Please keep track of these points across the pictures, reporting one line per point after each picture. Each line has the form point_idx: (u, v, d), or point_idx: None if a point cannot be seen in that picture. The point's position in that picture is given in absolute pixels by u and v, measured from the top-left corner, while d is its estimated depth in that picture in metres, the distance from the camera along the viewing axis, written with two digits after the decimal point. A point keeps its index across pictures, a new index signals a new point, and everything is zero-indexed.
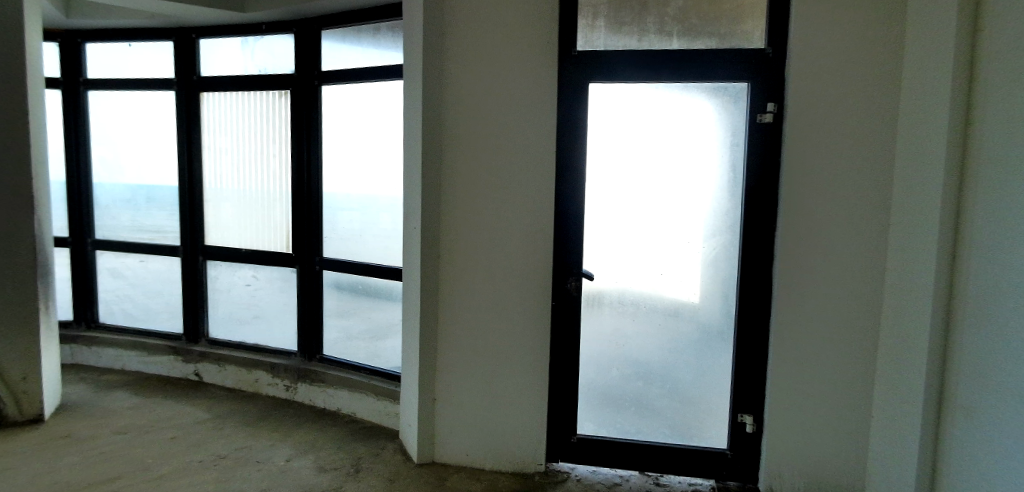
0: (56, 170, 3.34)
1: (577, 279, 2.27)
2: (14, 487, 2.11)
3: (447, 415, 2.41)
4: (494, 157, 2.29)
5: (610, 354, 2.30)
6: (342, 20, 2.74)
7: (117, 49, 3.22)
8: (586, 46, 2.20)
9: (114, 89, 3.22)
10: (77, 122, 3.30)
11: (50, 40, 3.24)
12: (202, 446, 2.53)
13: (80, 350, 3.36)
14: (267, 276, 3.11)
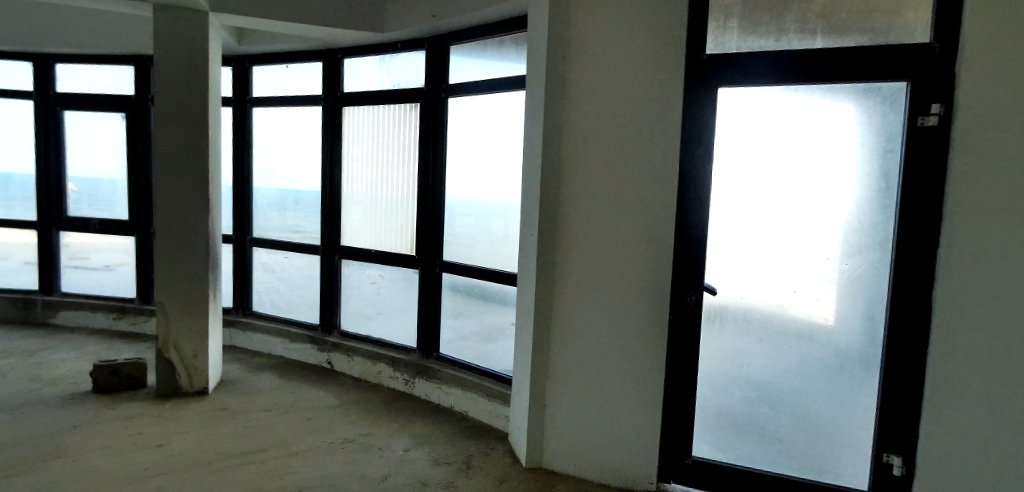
0: (226, 177, 3.87)
1: (698, 292, 2.09)
2: (187, 450, 2.44)
3: (556, 423, 2.37)
4: (608, 169, 2.20)
5: (731, 374, 2.09)
6: (469, 34, 2.86)
7: (278, 71, 3.66)
8: (716, 48, 2.03)
9: (272, 105, 3.66)
10: (244, 136, 3.78)
11: (225, 65, 3.76)
12: (331, 430, 2.75)
13: (236, 333, 3.84)
14: (392, 276, 3.33)
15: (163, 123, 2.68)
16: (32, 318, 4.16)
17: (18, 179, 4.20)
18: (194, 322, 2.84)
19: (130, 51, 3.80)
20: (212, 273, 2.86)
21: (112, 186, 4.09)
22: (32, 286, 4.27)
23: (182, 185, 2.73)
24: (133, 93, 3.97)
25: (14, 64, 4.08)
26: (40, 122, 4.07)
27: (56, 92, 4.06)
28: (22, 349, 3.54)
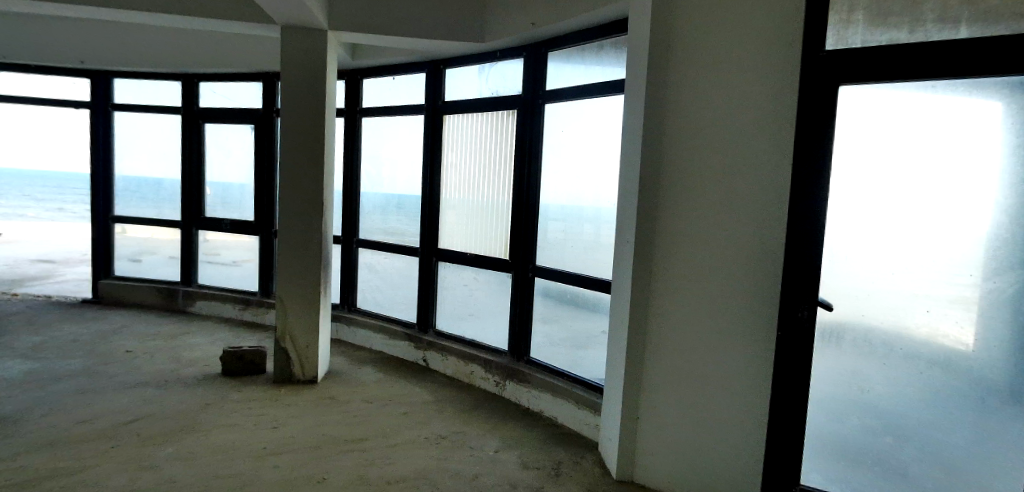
0: (338, 182, 4.20)
1: (812, 308, 1.72)
2: (299, 434, 2.65)
3: (651, 437, 2.29)
4: (707, 175, 2.06)
5: (851, 401, 1.72)
6: (568, 40, 2.88)
7: (385, 83, 3.91)
8: (837, 43, 1.68)
9: (380, 115, 3.92)
10: (353, 143, 4.09)
11: (340, 79, 4.09)
12: (426, 425, 2.87)
13: (341, 327, 4.16)
14: (485, 278, 3.42)
15: (286, 133, 2.94)
16: (175, 306, 4.74)
17: (167, 184, 4.80)
18: (307, 315, 3.08)
19: (260, 69, 4.21)
20: (323, 271, 3.07)
21: (241, 190, 4.57)
22: (176, 278, 4.86)
23: (299, 190, 2.97)
24: (261, 107, 4.40)
25: (167, 84, 4.70)
26: (187, 134, 4.65)
27: (200, 107, 4.62)
28: (168, 332, 4.07)
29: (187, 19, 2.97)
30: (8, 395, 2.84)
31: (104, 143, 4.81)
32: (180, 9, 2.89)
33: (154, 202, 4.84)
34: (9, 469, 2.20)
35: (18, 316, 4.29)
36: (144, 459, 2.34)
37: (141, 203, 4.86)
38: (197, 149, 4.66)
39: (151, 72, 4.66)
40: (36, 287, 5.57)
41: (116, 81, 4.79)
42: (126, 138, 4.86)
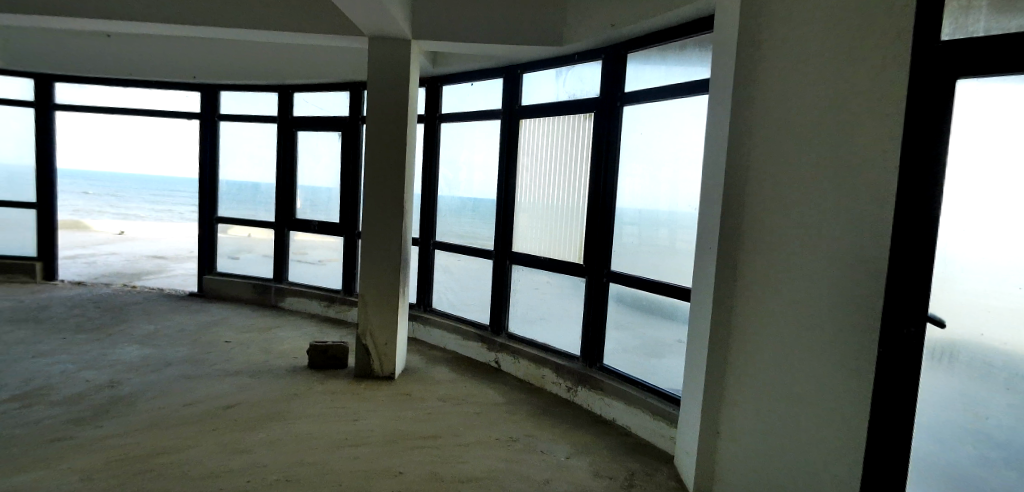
0: (416, 186, 4.37)
1: (920, 325, 1.53)
2: (377, 428, 2.75)
3: (731, 453, 2.15)
4: (796, 172, 1.88)
5: (962, 429, 1.53)
6: (648, 41, 2.83)
7: (463, 89, 4.02)
8: (955, 33, 1.48)
9: (457, 121, 4.03)
10: (432, 149, 4.23)
11: (421, 87, 4.27)
12: (498, 426, 2.89)
13: (417, 327, 4.32)
14: (558, 282, 3.42)
15: (370, 139, 3.08)
16: (267, 301, 5.09)
17: (263, 187, 5.18)
18: (386, 314, 3.20)
19: (348, 78, 4.47)
20: (403, 270, 3.19)
21: (329, 193, 4.87)
22: (269, 275, 5.23)
23: (382, 193, 3.10)
24: (348, 114, 4.65)
25: (264, 95, 5.09)
26: (281, 141, 5.01)
27: (293, 115, 4.96)
28: (261, 325, 4.39)
29: (285, 34, 3.21)
30: (129, 376, 3.17)
31: (211, 149, 5.26)
32: (280, 25, 3.13)
33: (251, 204, 5.24)
34: (129, 443, 2.45)
35: (137, 306, 4.80)
36: (240, 442, 2.52)
37: (240, 205, 5.27)
38: (289, 155, 5.00)
39: (252, 84, 5.08)
40: (152, 280, 6.22)
41: (222, 94, 5.26)
42: (229, 145, 5.30)
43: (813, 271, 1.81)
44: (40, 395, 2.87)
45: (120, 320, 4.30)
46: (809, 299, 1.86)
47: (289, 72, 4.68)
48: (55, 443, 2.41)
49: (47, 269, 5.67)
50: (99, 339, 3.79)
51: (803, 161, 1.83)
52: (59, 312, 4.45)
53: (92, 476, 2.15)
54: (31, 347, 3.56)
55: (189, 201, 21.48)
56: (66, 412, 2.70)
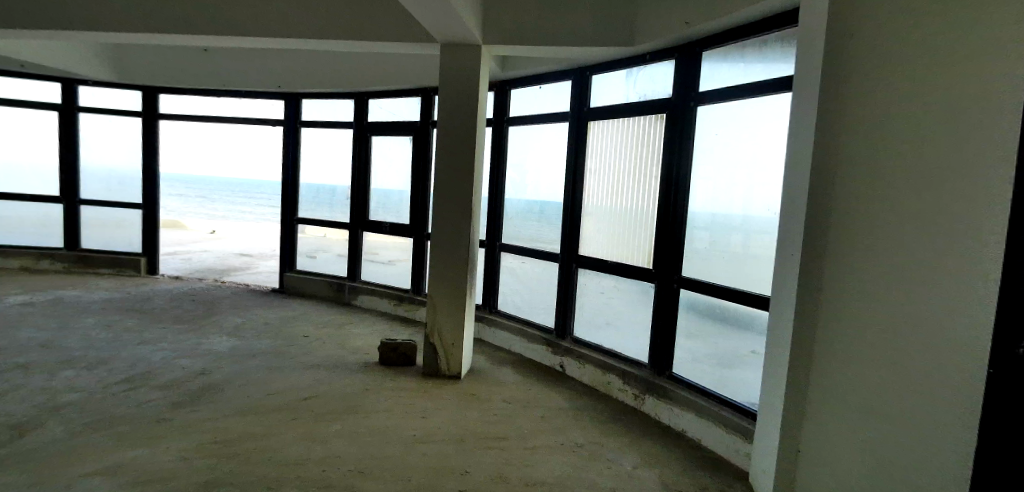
0: (484, 189, 4.45)
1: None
2: (444, 426, 2.80)
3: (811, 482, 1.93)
4: (894, 165, 1.65)
5: None
6: (726, 38, 2.73)
7: (531, 92, 4.05)
8: None
9: (525, 124, 4.05)
10: (500, 152, 4.29)
11: (490, 90, 4.35)
12: (563, 431, 2.86)
13: (483, 328, 4.41)
14: (626, 287, 3.37)
15: (441, 144, 3.16)
16: (341, 299, 5.35)
17: (339, 190, 5.45)
18: (454, 314, 3.26)
19: (420, 84, 4.62)
20: (470, 272, 3.24)
21: (400, 196, 5.04)
22: (343, 273, 5.48)
23: (453, 196, 3.16)
24: (419, 119, 4.80)
25: (341, 102, 5.37)
26: (356, 146, 5.25)
27: (367, 121, 5.19)
28: (336, 321, 4.61)
29: (364, 43, 3.35)
30: (219, 365, 3.42)
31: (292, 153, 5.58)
32: (359, 36, 3.29)
33: (328, 205, 5.53)
34: (220, 428, 2.63)
35: (227, 300, 5.19)
36: (317, 433, 2.64)
37: (318, 207, 5.58)
38: (363, 159, 5.23)
39: (331, 92, 5.36)
40: (239, 275, 6.72)
41: (303, 102, 5.58)
42: (309, 150, 5.61)
43: (915, 275, 1.57)
44: (145, 379, 3.15)
45: (212, 313, 4.66)
46: (904, 309, 1.60)
47: (364, 80, 4.91)
48: (157, 424, 2.63)
49: (150, 264, 6.25)
50: (195, 330, 4.13)
51: (907, 152, 1.60)
52: (161, 303, 4.89)
53: (189, 457, 2.33)
54: (138, 334, 3.93)
55: (266, 202, 23.00)
56: (167, 396, 2.94)
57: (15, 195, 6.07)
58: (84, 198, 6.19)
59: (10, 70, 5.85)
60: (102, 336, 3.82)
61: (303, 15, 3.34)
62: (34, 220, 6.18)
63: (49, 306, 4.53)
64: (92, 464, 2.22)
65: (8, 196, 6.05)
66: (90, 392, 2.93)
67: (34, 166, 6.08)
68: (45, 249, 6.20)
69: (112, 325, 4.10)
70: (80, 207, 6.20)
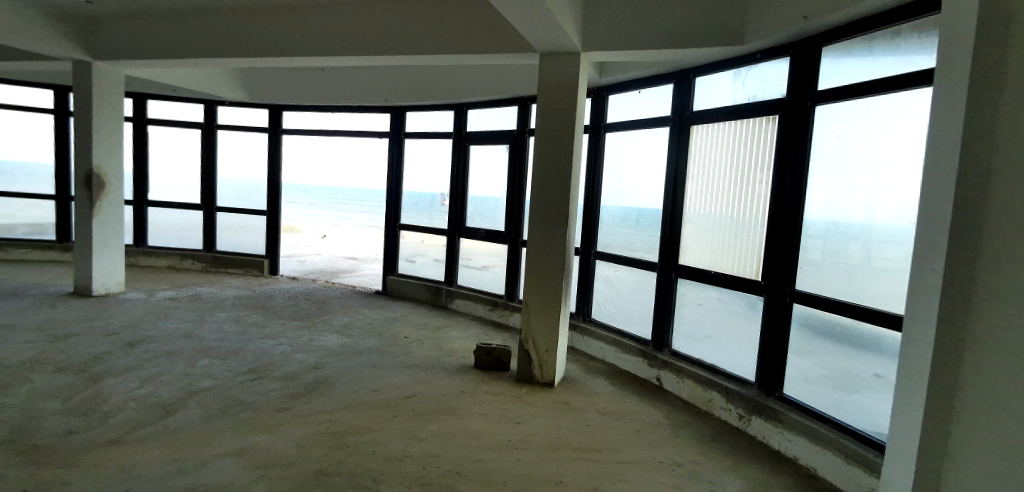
0: (580, 195, 4.49)
1: None
2: (534, 433, 2.77)
3: None
4: None
5: None
6: (851, 31, 2.49)
7: (630, 97, 4.03)
8: None
9: (624, 130, 4.05)
10: (596, 158, 4.31)
11: (588, 97, 4.39)
12: (662, 448, 2.71)
13: (577, 337, 4.43)
14: (731, 299, 3.21)
15: (542, 151, 3.21)
16: (438, 302, 5.60)
17: (438, 197, 5.71)
18: (549, 320, 3.31)
19: (518, 93, 4.72)
20: (565, 279, 3.26)
21: (496, 203, 5.17)
22: (440, 278, 5.73)
23: (552, 203, 3.20)
24: (516, 128, 4.90)
25: (442, 113, 5.67)
26: (455, 155, 5.49)
27: (466, 131, 5.42)
28: (434, 324, 4.83)
29: (472, 56, 3.50)
30: (331, 361, 3.68)
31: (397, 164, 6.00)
32: (466, 50, 3.43)
33: (427, 213, 5.83)
34: (331, 419, 2.79)
35: (336, 300, 5.62)
36: (418, 430, 2.72)
37: (418, 214, 5.90)
38: (462, 167, 5.44)
39: (433, 104, 5.67)
40: (346, 278, 7.25)
41: (408, 114, 5.98)
42: (411, 160, 6.00)
43: None
44: (268, 370, 3.45)
45: (324, 312, 5.06)
46: None
47: (465, 91, 5.14)
48: (277, 412, 2.85)
49: (271, 265, 6.91)
50: (309, 327, 4.49)
51: None
52: (281, 301, 5.39)
53: (305, 444, 2.48)
54: (263, 329, 4.35)
55: (363, 209, 24.64)
56: (285, 387, 3.20)
57: (165, 202, 6.95)
58: (219, 205, 6.93)
59: (165, 95, 6.76)
60: (233, 330, 4.27)
61: (416, 34, 3.56)
62: (180, 225, 7.02)
63: (191, 301, 5.15)
64: (226, 444, 2.45)
65: (160, 203, 6.95)
66: (224, 379, 3.26)
67: (180, 177, 6.93)
68: (187, 250, 7.01)
69: (241, 320, 4.58)
70: (216, 213, 6.94)
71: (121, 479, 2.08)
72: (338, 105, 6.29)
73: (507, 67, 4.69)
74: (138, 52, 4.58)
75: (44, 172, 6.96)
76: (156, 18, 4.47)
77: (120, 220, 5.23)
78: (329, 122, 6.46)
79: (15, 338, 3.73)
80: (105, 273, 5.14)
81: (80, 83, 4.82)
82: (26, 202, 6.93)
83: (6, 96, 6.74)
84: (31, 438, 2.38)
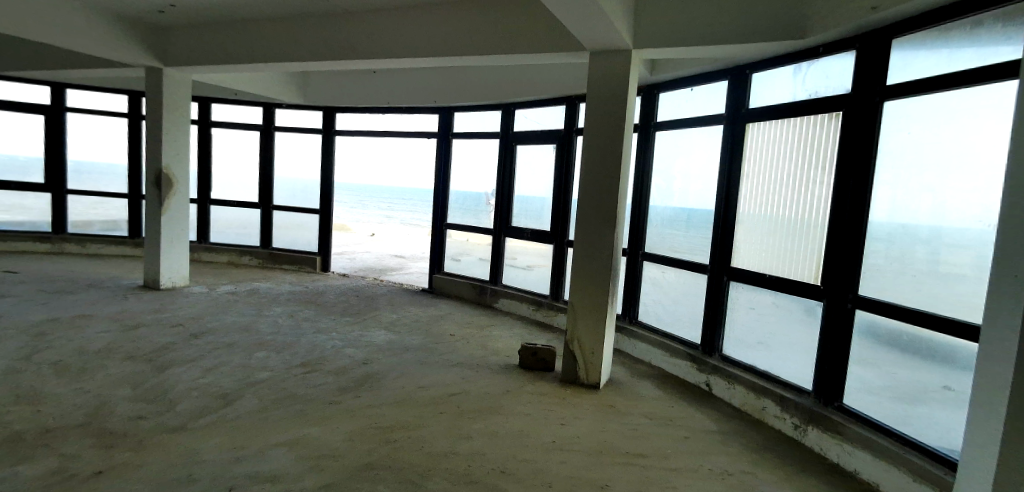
0: (628, 195, 4.45)
1: None
2: (578, 435, 2.72)
3: None
4: None
5: None
6: (924, 21, 2.34)
7: (682, 95, 3.96)
8: None
9: (676, 128, 3.98)
10: (645, 157, 4.27)
11: (638, 95, 4.36)
12: (712, 456, 2.61)
13: (623, 340, 4.38)
14: (788, 304, 3.09)
15: (593, 151, 3.20)
16: (483, 301, 5.65)
17: (484, 197, 5.77)
18: (595, 322, 3.30)
19: (566, 92, 4.70)
20: (612, 280, 3.25)
21: (542, 203, 5.17)
22: (485, 277, 5.79)
23: (603, 203, 3.19)
24: (563, 128, 4.88)
25: (489, 113, 5.74)
26: (501, 154, 5.54)
27: (513, 131, 5.45)
28: (479, 323, 4.88)
29: (523, 56, 3.51)
30: (379, 357, 3.77)
31: (445, 163, 6.11)
32: (517, 50, 3.45)
33: (473, 212, 5.90)
34: (379, 414, 2.83)
35: (384, 297, 5.76)
36: (463, 428, 2.73)
37: (464, 213, 5.98)
38: (509, 167, 5.47)
39: (480, 104, 5.73)
40: (394, 276, 7.42)
41: (456, 115, 6.08)
42: (458, 160, 6.10)
43: None
44: (319, 364, 3.57)
45: (372, 308, 5.19)
46: None
47: (512, 91, 5.16)
48: (328, 405, 2.93)
49: (322, 262, 7.16)
50: (359, 323, 4.62)
51: None
52: (331, 297, 5.58)
53: (355, 437, 2.53)
54: (315, 324, 4.50)
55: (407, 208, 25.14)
56: (336, 381, 3.30)
57: (226, 201, 7.32)
58: (275, 204, 7.23)
59: (227, 99, 7.13)
60: (288, 324, 4.45)
61: (468, 35, 3.61)
62: (239, 223, 7.37)
63: (249, 295, 5.40)
64: (281, 434, 2.53)
65: (221, 202, 7.31)
66: (279, 371, 3.39)
67: (239, 177, 7.28)
68: (245, 247, 7.35)
69: (295, 314, 4.76)
70: (272, 212, 7.24)
71: (186, 463, 2.19)
72: (388, 106, 6.46)
73: (556, 66, 4.68)
74: (202, 58, 4.84)
75: (118, 172, 7.47)
76: (219, 26, 4.72)
77: (185, 217, 5.52)
78: (381, 124, 6.66)
79: (93, 327, 4.01)
80: (171, 267, 5.46)
81: (150, 89, 5.14)
82: (102, 200, 7.45)
83: (87, 102, 7.28)
84: (106, 422, 2.55)
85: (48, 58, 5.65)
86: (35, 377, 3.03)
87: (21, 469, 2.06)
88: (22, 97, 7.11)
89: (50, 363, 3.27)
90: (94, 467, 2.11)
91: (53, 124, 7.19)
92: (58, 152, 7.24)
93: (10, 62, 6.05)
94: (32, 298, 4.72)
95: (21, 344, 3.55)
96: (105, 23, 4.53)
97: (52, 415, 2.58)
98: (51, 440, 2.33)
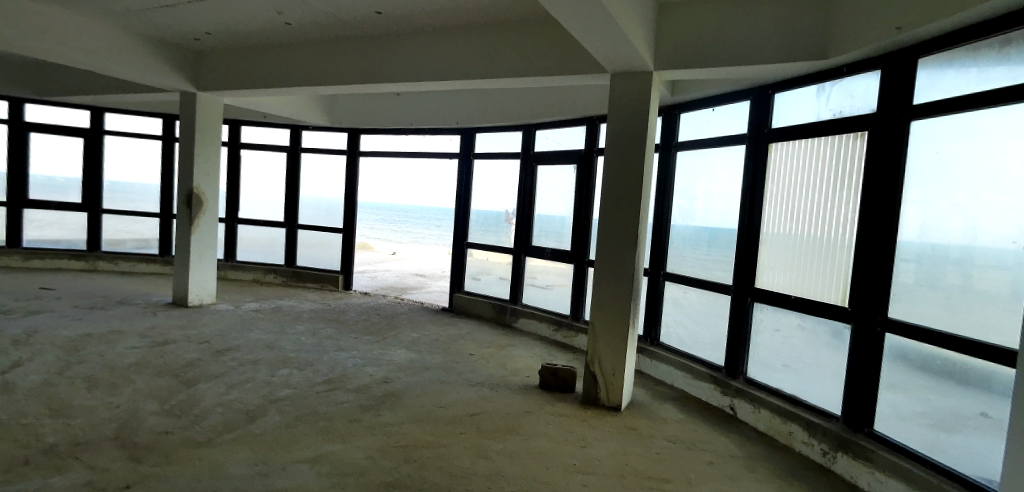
0: (649, 214, 4.47)
1: None
2: (600, 457, 2.69)
3: None
4: None
5: None
6: (950, 41, 2.31)
7: (704, 115, 3.99)
8: None
9: (696, 148, 4.00)
10: (665, 178, 4.29)
11: (658, 116, 4.41)
12: (740, 481, 2.53)
13: (644, 360, 4.35)
14: (813, 325, 3.03)
15: (614, 172, 3.23)
16: (503, 320, 5.65)
17: (505, 215, 5.82)
18: (615, 342, 3.29)
19: (586, 112, 4.74)
20: (633, 300, 3.25)
21: (562, 221, 5.19)
22: (504, 296, 5.80)
23: (624, 220, 3.20)
24: (584, 147, 4.92)
25: (509, 134, 5.82)
26: (521, 174, 5.60)
27: (534, 151, 5.51)
28: (499, 342, 4.89)
29: (549, 78, 3.57)
30: (400, 376, 3.79)
31: (467, 183, 6.22)
32: (543, 74, 3.50)
33: (494, 231, 5.95)
34: (400, 433, 2.83)
35: (404, 315, 5.81)
36: (484, 448, 2.70)
37: (485, 233, 6.03)
38: (529, 186, 5.51)
39: (503, 125, 5.81)
40: (415, 295, 7.48)
41: (478, 136, 6.19)
42: (480, 180, 6.19)
43: None
44: (340, 382, 3.60)
45: (393, 326, 5.24)
46: None
47: (534, 111, 5.23)
48: (349, 423, 2.94)
49: (345, 281, 7.26)
50: (380, 342, 4.66)
51: None
52: (353, 316, 5.63)
53: (376, 455, 2.53)
54: (337, 342, 4.55)
55: (427, 226, 25.39)
56: (357, 398, 3.32)
57: (252, 220, 7.49)
58: (300, 223, 7.39)
59: (256, 120, 7.35)
60: (311, 342, 4.51)
61: (495, 61, 3.67)
62: (264, 241, 7.51)
63: (274, 313, 5.48)
64: (305, 451, 2.55)
65: (248, 221, 7.48)
66: (301, 389, 3.43)
67: (266, 196, 7.46)
68: (270, 265, 7.48)
69: (318, 332, 4.83)
70: (297, 231, 7.39)
71: (213, 477, 2.22)
72: (411, 128, 6.59)
73: (578, 87, 4.74)
74: (235, 84, 5.03)
75: (150, 192, 7.70)
76: (249, 51, 4.91)
77: (214, 237, 5.67)
78: (404, 145, 6.81)
79: (124, 343, 4.12)
80: (198, 286, 5.59)
81: (184, 111, 5.34)
82: (135, 219, 7.69)
83: (123, 125, 7.58)
84: (136, 436, 2.60)
85: (91, 83, 5.93)
86: (68, 392, 3.11)
87: (54, 481, 2.11)
88: (63, 121, 7.44)
89: (82, 377, 3.36)
90: (123, 480, 2.15)
91: (91, 146, 7.48)
92: (95, 172, 7.52)
93: (56, 87, 6.37)
94: (68, 314, 4.87)
95: (55, 359, 3.65)
96: (145, 50, 4.75)
97: (84, 429, 2.64)
98: (83, 453, 2.38)
